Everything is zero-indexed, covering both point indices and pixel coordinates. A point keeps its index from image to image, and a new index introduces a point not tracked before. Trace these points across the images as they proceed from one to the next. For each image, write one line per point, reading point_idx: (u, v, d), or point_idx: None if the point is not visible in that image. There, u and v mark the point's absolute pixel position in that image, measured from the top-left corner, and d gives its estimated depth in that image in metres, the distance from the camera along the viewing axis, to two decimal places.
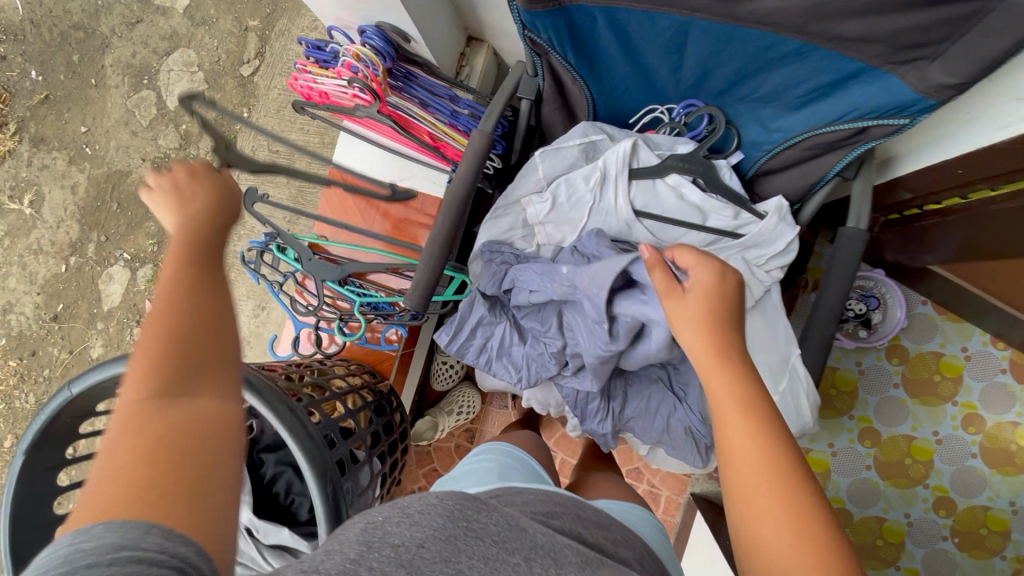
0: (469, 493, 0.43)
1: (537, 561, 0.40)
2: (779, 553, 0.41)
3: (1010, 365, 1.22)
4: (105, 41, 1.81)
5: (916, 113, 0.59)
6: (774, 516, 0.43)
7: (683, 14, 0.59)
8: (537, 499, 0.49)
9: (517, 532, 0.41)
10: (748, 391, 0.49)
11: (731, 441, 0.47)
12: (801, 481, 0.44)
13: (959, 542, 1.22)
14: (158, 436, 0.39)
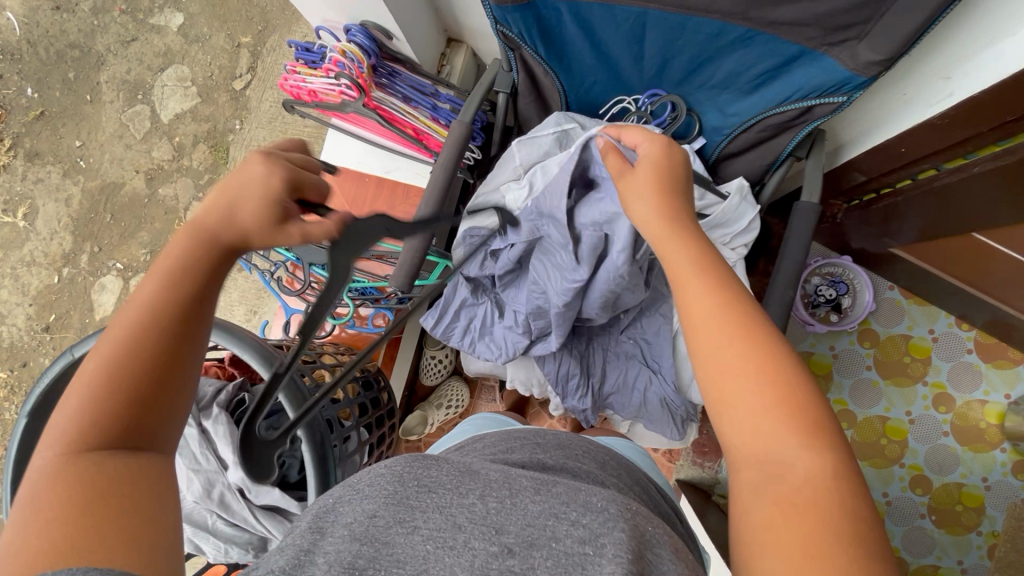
0: (413, 455, 0.47)
1: (491, 494, 0.44)
2: (743, 387, 0.44)
3: (975, 346, 1.28)
4: (100, 59, 1.86)
5: (852, 91, 0.66)
6: (736, 360, 0.45)
7: (638, 6, 0.65)
8: (499, 443, 0.56)
9: (468, 477, 0.45)
10: (705, 255, 0.52)
11: (689, 302, 0.49)
12: (760, 327, 0.47)
13: (936, 520, 1.26)
14: (82, 478, 0.41)
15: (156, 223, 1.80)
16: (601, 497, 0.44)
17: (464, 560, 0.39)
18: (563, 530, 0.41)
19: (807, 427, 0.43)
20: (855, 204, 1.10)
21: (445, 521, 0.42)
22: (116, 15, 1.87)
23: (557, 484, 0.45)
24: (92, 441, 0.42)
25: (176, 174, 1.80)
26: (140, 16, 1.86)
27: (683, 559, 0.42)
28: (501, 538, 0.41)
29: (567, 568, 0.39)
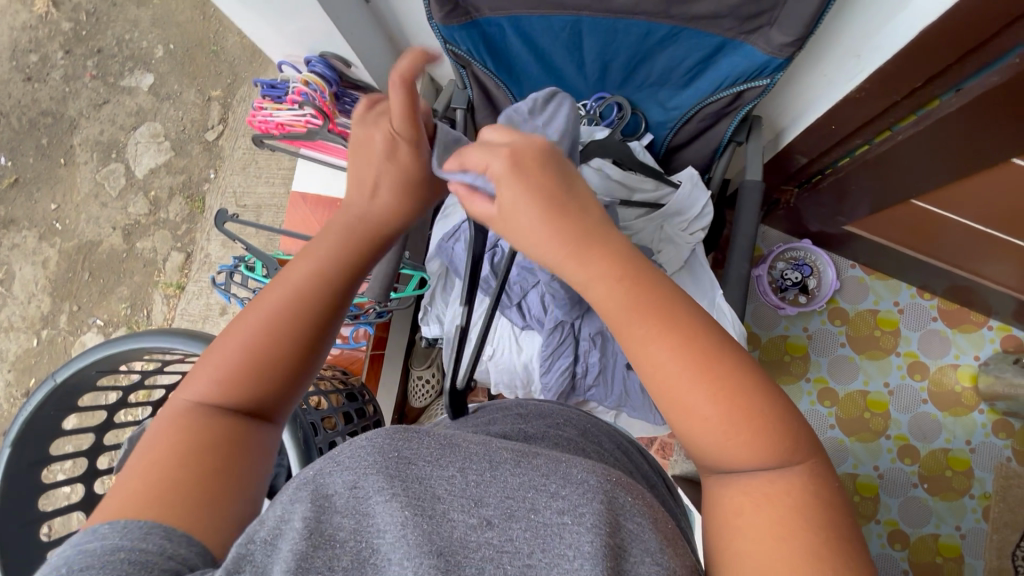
0: (394, 426, 0.41)
1: (471, 466, 0.39)
2: (712, 435, 0.41)
3: (939, 313, 1.34)
4: (72, 123, 1.90)
5: (774, 73, 0.72)
6: (702, 406, 0.40)
7: (573, 15, 0.71)
8: (490, 419, 0.56)
9: (450, 448, 0.40)
10: (645, 274, 0.43)
11: (639, 348, 0.42)
12: (718, 363, 0.41)
13: (929, 488, 1.28)
14: (196, 439, 0.42)
15: (135, 276, 1.82)
16: (580, 468, 0.40)
17: (443, 531, 0.35)
18: (543, 502, 0.37)
19: (783, 453, 0.41)
20: (804, 188, 1.17)
21: (425, 492, 0.37)
22: (86, 80, 1.91)
23: (538, 456, 0.40)
24: (223, 406, 0.44)
25: (153, 227, 1.83)
26: (111, 79, 1.90)
27: (660, 529, 0.39)
28: (480, 510, 0.37)
29: (545, 539, 0.36)
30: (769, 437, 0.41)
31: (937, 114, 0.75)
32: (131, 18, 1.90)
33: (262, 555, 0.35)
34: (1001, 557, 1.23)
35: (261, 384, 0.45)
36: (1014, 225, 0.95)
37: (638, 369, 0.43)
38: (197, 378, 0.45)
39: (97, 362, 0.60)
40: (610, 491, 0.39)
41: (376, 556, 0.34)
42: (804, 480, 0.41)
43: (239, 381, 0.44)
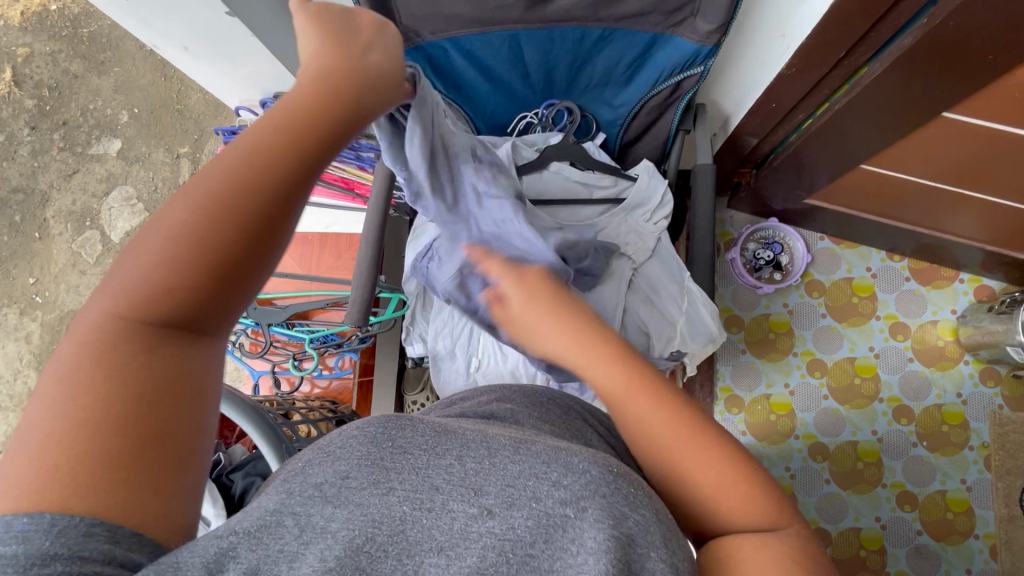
0: (390, 415, 0.42)
1: (468, 453, 0.39)
2: (711, 484, 0.45)
3: (911, 273, 1.37)
4: (44, 196, 1.91)
5: (706, 60, 0.76)
6: (693, 460, 0.46)
7: (510, 29, 0.74)
8: (479, 407, 0.57)
9: (446, 435, 0.40)
10: (632, 372, 0.52)
11: (640, 419, 0.49)
12: (699, 425, 0.48)
13: (929, 445, 1.29)
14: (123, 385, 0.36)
15: None
16: (583, 456, 0.38)
17: (443, 523, 0.36)
18: (544, 490, 0.37)
19: (771, 508, 0.44)
20: (762, 168, 1.20)
21: (422, 483, 0.37)
22: (55, 153, 1.93)
23: (537, 441, 0.39)
24: (151, 336, 0.38)
25: None
26: (79, 149, 1.92)
27: (666, 522, 0.36)
28: (480, 500, 0.37)
29: (548, 528, 0.35)
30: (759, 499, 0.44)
31: (866, 80, 0.79)
32: (94, 88, 1.93)
33: (247, 544, 0.35)
34: (1011, 504, 1.24)
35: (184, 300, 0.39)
36: (963, 177, 0.99)
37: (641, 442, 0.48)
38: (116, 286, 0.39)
39: None
40: (615, 482, 0.36)
41: (373, 547, 0.35)
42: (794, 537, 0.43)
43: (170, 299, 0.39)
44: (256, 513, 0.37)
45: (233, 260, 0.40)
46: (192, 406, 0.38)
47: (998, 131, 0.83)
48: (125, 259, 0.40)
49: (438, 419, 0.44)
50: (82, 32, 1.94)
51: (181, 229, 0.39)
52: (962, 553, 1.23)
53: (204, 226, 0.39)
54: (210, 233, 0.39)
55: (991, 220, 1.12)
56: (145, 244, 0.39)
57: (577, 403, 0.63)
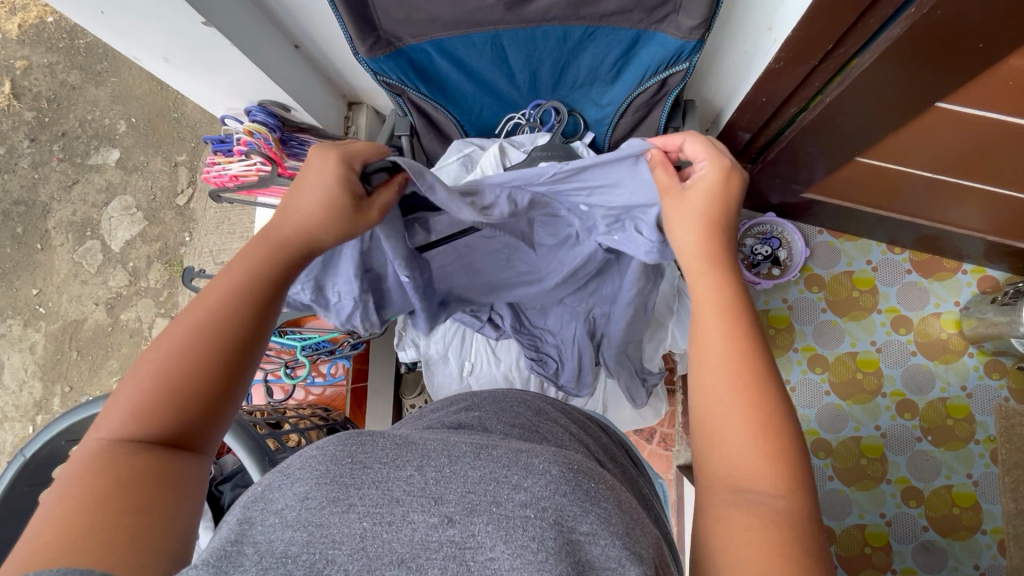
0: (351, 433, 0.42)
1: (428, 464, 0.39)
2: (734, 434, 0.48)
3: (912, 265, 1.35)
4: (45, 207, 1.92)
5: (691, 56, 0.75)
6: (726, 396, 0.49)
7: (490, 30, 0.73)
8: (446, 417, 0.57)
9: (407, 448, 0.41)
10: (732, 302, 0.54)
11: (706, 341, 0.53)
12: (759, 375, 0.50)
13: (934, 440, 1.27)
14: (117, 477, 0.43)
15: (122, 348, 1.84)
16: (544, 458, 0.40)
17: (403, 535, 0.35)
18: (505, 494, 0.37)
19: (786, 475, 0.45)
20: (757, 163, 1.19)
21: (382, 497, 0.37)
22: (54, 164, 1.94)
23: (498, 446, 0.41)
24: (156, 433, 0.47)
25: (135, 297, 1.86)
26: (78, 160, 1.93)
27: (627, 513, 0.39)
28: (441, 508, 0.37)
29: (510, 531, 0.35)
30: (781, 464, 0.46)
31: (854, 72, 0.78)
32: (91, 98, 1.94)
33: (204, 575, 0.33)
34: (1018, 499, 1.22)
35: (187, 405, 0.48)
36: (961, 168, 0.97)
37: (696, 358, 0.54)
38: (114, 414, 0.47)
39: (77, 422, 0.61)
40: (574, 479, 0.39)
41: (331, 566, 0.34)
42: (780, 507, 0.44)
43: (157, 418, 0.47)
44: (215, 544, 0.36)
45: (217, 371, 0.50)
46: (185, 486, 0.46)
47: (994, 120, 0.81)
48: (104, 409, 0.48)
49: (402, 433, 0.44)
50: (78, 44, 1.96)
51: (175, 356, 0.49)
52: (969, 549, 1.22)
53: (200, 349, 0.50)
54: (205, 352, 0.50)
55: (993, 210, 1.10)
56: (134, 378, 0.49)
57: (550, 405, 0.65)
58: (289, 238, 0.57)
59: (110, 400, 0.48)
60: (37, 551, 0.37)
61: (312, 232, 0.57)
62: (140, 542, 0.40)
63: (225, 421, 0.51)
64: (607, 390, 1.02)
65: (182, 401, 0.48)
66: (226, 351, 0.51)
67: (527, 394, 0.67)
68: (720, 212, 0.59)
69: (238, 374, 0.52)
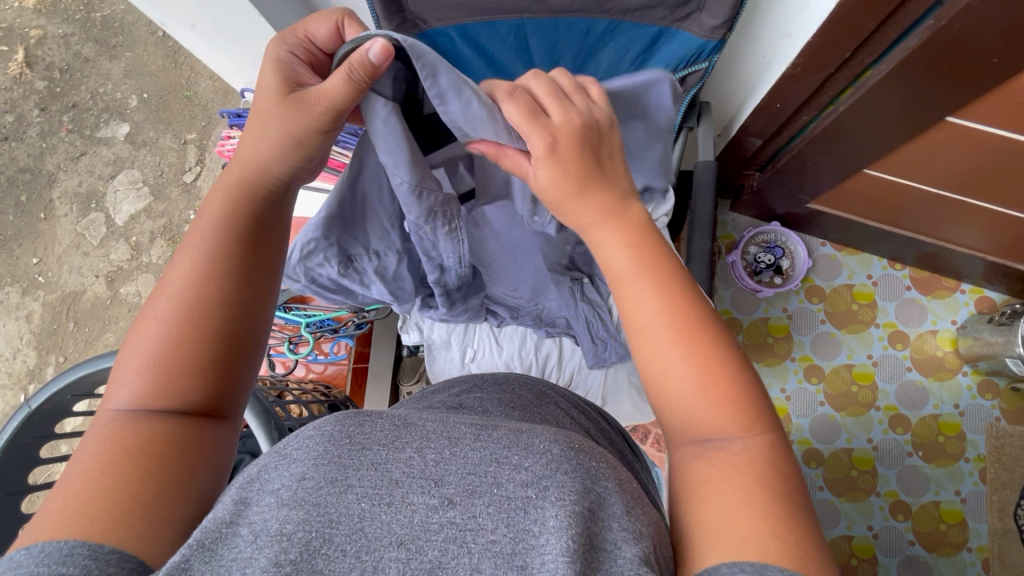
0: (347, 412, 0.40)
1: (428, 445, 0.38)
2: (685, 388, 0.47)
3: (912, 282, 1.37)
4: (51, 177, 1.92)
5: (710, 56, 0.77)
6: (675, 363, 0.47)
7: (515, 18, 0.74)
8: (448, 399, 0.56)
9: (406, 428, 0.39)
10: (641, 258, 0.51)
11: (632, 310, 0.50)
12: (696, 323, 0.48)
13: (925, 455, 1.28)
14: (128, 447, 0.44)
15: (120, 322, 1.83)
16: (543, 438, 0.40)
17: (403, 517, 0.35)
18: (506, 475, 0.37)
19: (746, 417, 0.45)
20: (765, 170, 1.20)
21: (382, 478, 0.36)
22: (63, 135, 1.93)
23: (498, 427, 0.40)
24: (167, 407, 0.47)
25: (136, 272, 1.85)
26: (87, 132, 1.93)
27: (625, 490, 0.39)
28: (441, 490, 0.36)
29: (511, 513, 0.36)
30: (739, 408, 0.46)
31: (870, 82, 0.79)
32: (104, 72, 1.94)
33: (201, 559, 0.33)
34: (1004, 518, 1.23)
35: (193, 374, 0.49)
36: (966, 185, 0.98)
37: (630, 327, 0.50)
38: (122, 387, 0.48)
39: (87, 377, 0.62)
40: (575, 459, 0.38)
41: (330, 548, 0.34)
42: (757, 448, 0.44)
43: (162, 382, 0.48)
44: (210, 525, 0.35)
45: (215, 337, 0.50)
46: (199, 456, 0.47)
47: (1000, 137, 0.83)
48: (111, 384, 0.49)
49: (399, 412, 0.43)
50: (95, 17, 1.96)
51: (172, 324, 0.49)
52: (954, 566, 1.22)
53: (195, 313, 0.50)
54: (204, 318, 0.50)
55: (993, 231, 1.12)
56: (133, 352, 0.49)
57: (549, 388, 0.65)
58: (246, 172, 0.53)
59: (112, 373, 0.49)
60: (50, 522, 0.39)
61: (268, 163, 0.52)
62: (151, 511, 0.41)
63: (241, 377, 0.52)
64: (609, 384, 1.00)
65: (185, 365, 0.48)
66: (219, 311, 0.50)
67: (531, 378, 0.67)
68: (593, 174, 0.52)
69: (242, 331, 0.52)
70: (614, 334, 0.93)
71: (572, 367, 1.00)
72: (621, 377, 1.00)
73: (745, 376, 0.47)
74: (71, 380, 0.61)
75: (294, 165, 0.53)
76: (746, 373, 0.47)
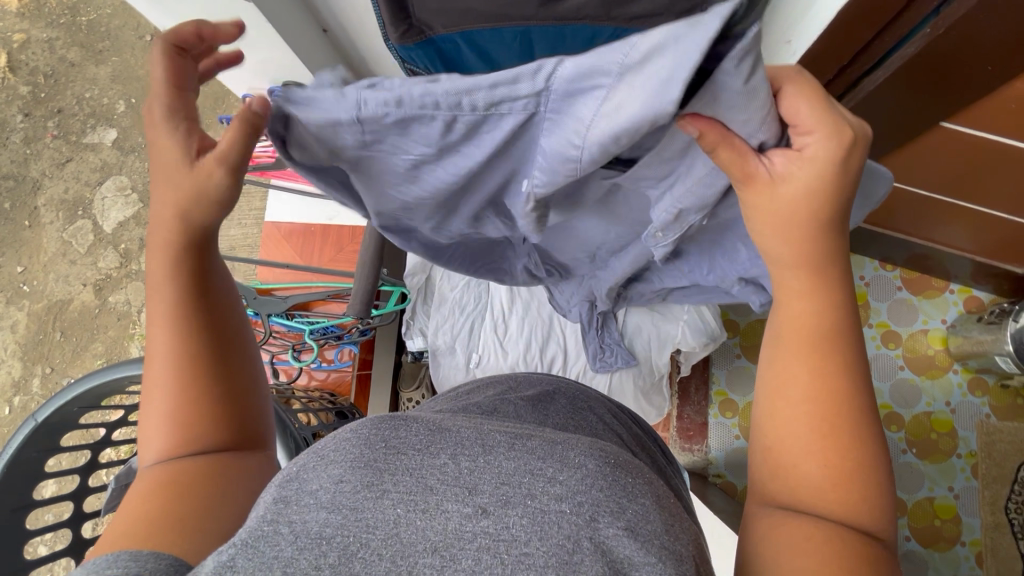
0: (382, 417, 0.39)
1: (463, 453, 0.37)
2: (812, 471, 0.45)
3: (903, 283, 1.40)
4: (35, 183, 1.88)
5: None
6: (812, 445, 0.46)
7: (522, 26, 0.69)
8: (483, 404, 0.54)
9: (441, 434, 0.38)
10: (816, 330, 0.49)
11: (780, 373, 0.49)
12: (844, 421, 0.46)
13: (919, 452, 1.31)
14: (175, 486, 0.47)
15: (109, 331, 1.80)
16: (579, 450, 0.38)
17: (437, 524, 0.33)
18: (540, 487, 0.35)
19: (857, 515, 0.44)
20: None
21: (416, 484, 0.35)
22: (48, 141, 1.90)
23: (533, 437, 0.39)
24: (193, 446, 0.50)
25: (125, 280, 1.82)
26: (73, 138, 1.89)
27: (664, 505, 0.37)
28: (475, 498, 0.34)
29: (544, 527, 0.33)
30: (857, 505, 0.44)
31: (867, 89, 0.81)
32: (90, 76, 1.90)
33: (244, 557, 0.31)
34: (996, 512, 1.26)
35: (211, 416, 0.51)
36: (958, 189, 1.01)
37: (767, 387, 0.50)
38: (151, 442, 0.51)
39: (97, 387, 0.61)
40: (610, 474, 0.37)
41: (366, 552, 0.32)
42: (878, 546, 0.43)
43: (180, 436, 0.50)
44: (253, 524, 0.34)
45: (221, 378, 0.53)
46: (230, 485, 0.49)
47: (993, 142, 0.85)
48: (140, 437, 0.51)
49: (434, 418, 0.42)
50: (80, 21, 1.93)
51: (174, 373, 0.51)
52: (949, 561, 1.25)
53: (197, 358, 0.52)
54: (206, 363, 0.52)
55: (983, 233, 1.15)
56: (151, 406, 0.51)
57: (581, 391, 0.64)
58: (177, 237, 0.53)
59: (138, 431, 0.52)
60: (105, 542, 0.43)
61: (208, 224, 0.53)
62: (197, 527, 0.45)
63: (254, 401, 0.56)
64: (613, 385, 1.02)
65: (194, 414, 0.51)
66: (213, 357, 0.53)
67: (556, 377, 0.67)
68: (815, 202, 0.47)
69: (235, 373, 0.54)
70: (620, 341, 0.98)
71: (577, 371, 1.00)
72: (625, 381, 1.02)
73: (880, 479, 0.45)
74: (80, 391, 0.60)
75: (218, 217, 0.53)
76: (882, 479, 0.45)
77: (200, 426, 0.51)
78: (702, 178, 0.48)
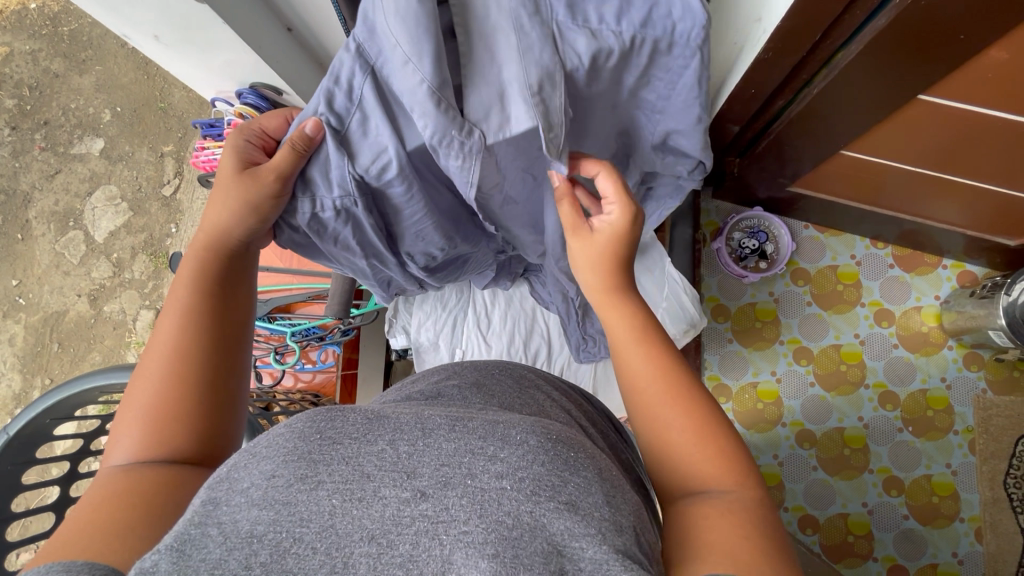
0: (321, 409, 0.39)
1: (401, 437, 0.36)
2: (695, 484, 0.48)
3: (895, 260, 1.38)
4: (26, 196, 1.88)
5: None
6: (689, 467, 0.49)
7: None
8: (431, 391, 0.54)
9: (378, 421, 0.38)
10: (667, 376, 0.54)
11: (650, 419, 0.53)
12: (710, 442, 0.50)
13: (915, 430, 1.30)
14: (117, 489, 0.46)
15: (106, 340, 1.81)
16: (521, 428, 0.38)
17: (374, 511, 0.33)
18: (480, 467, 0.35)
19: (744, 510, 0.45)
20: (745, 157, 1.22)
21: (353, 472, 0.34)
22: (36, 153, 1.90)
23: (474, 418, 0.38)
24: (158, 446, 0.50)
25: (119, 289, 1.83)
26: (61, 149, 1.89)
27: (608, 480, 0.37)
28: (413, 482, 0.34)
29: (484, 505, 0.33)
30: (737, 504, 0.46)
31: (843, 63, 0.80)
32: (75, 87, 1.90)
33: (167, 561, 0.31)
34: (994, 487, 1.25)
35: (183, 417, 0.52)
36: (942, 162, 0.99)
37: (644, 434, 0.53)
38: (120, 444, 0.51)
39: (66, 399, 0.61)
40: (553, 449, 0.36)
41: (300, 546, 0.31)
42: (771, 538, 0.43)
43: (149, 434, 0.51)
44: (180, 529, 0.33)
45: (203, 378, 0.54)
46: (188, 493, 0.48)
47: (972, 113, 0.84)
48: (112, 438, 0.52)
49: (376, 408, 0.41)
50: (62, 31, 1.92)
51: (160, 367, 0.53)
52: (948, 537, 1.24)
53: (182, 353, 0.54)
54: (188, 358, 0.54)
55: (973, 206, 1.13)
56: (128, 406, 0.52)
57: (533, 372, 0.64)
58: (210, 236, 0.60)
59: (111, 431, 0.52)
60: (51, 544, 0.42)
61: (227, 227, 0.60)
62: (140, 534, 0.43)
63: (229, 423, 0.55)
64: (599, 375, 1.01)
65: (170, 408, 0.52)
66: (206, 349, 0.55)
67: (510, 362, 0.66)
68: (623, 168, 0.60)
69: (220, 376, 0.55)
70: None
71: (561, 362, 1.00)
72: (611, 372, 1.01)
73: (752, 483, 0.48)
74: (49, 403, 0.60)
75: (256, 231, 0.60)
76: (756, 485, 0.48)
77: (173, 425, 0.51)
78: (521, 46, 0.52)
